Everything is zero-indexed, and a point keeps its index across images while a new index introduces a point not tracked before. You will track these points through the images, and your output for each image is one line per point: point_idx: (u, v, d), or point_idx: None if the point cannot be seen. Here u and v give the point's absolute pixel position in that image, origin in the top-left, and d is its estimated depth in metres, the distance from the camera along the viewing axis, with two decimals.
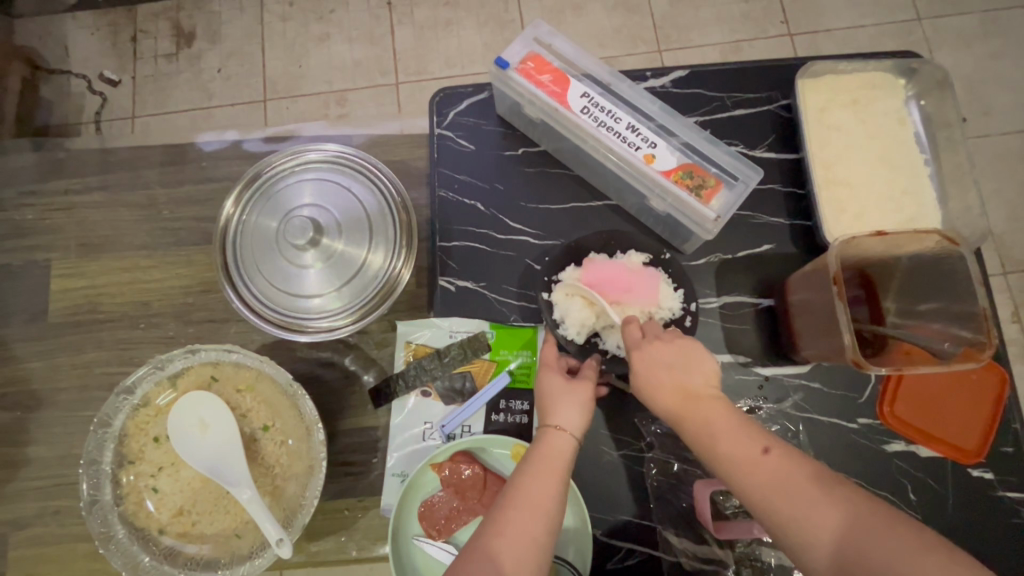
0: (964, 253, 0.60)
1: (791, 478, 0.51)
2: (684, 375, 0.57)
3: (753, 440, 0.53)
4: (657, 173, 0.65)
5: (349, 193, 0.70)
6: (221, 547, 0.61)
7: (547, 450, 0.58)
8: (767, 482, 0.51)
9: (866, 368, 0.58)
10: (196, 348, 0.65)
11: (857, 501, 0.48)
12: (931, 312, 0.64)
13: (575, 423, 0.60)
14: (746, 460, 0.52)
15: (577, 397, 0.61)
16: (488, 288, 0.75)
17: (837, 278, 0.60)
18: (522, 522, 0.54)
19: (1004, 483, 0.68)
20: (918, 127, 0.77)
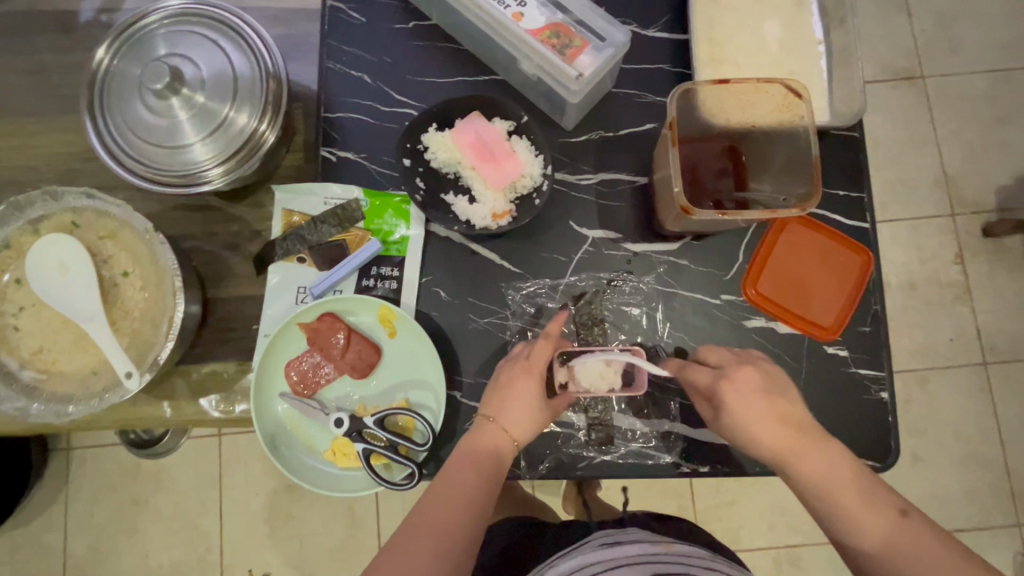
0: (806, 116, 0.64)
1: (847, 490, 0.54)
2: (765, 401, 0.58)
3: (809, 455, 0.56)
4: (524, 31, 0.64)
5: (218, 48, 0.68)
6: (77, 384, 0.63)
7: (486, 441, 0.61)
8: (819, 485, 0.55)
9: (692, 211, 0.60)
10: (57, 193, 0.65)
11: (885, 511, 0.52)
12: (789, 180, 0.66)
13: (517, 424, 0.62)
14: (804, 460, 0.56)
15: (528, 403, 0.63)
16: (368, 159, 0.75)
17: (670, 122, 0.63)
18: (445, 505, 0.56)
19: (857, 361, 0.69)
20: (814, 8, 0.74)
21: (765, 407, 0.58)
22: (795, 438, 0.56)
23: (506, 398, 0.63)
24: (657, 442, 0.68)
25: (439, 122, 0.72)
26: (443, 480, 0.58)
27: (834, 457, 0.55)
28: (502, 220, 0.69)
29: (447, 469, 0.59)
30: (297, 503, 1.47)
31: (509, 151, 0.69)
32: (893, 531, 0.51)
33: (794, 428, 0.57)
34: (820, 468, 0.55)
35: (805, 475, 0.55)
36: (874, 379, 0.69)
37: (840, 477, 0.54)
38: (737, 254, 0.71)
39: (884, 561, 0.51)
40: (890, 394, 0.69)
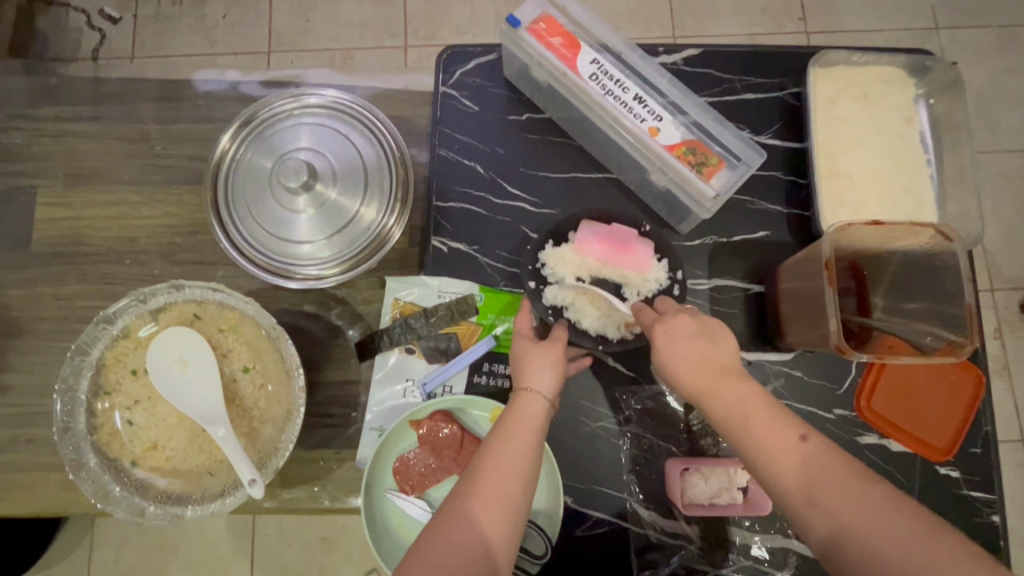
0: (957, 250, 0.61)
1: (806, 467, 0.49)
2: (702, 351, 0.56)
3: (728, 396, 0.53)
4: (661, 147, 0.65)
5: (347, 143, 0.68)
6: (192, 484, 0.61)
7: (522, 411, 0.58)
8: (727, 421, 0.53)
9: (849, 355, 0.58)
10: (181, 285, 0.64)
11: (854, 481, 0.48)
12: (918, 312, 0.65)
13: (551, 385, 0.60)
14: (748, 410, 0.52)
15: (546, 359, 0.61)
16: (481, 252, 0.75)
17: (830, 263, 0.60)
18: (514, 448, 0.55)
19: (969, 482, 0.69)
20: (925, 126, 0.76)
21: (696, 364, 0.56)
22: (746, 403, 0.53)
23: (525, 363, 0.62)
24: (771, 557, 0.67)
25: (555, 239, 0.72)
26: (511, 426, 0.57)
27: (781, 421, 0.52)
28: (637, 328, 0.68)
29: (508, 419, 0.57)
30: (332, 556, 1.44)
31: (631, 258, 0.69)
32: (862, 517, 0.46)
33: (710, 369, 0.55)
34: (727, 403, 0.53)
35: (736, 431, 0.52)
36: (986, 502, 0.69)
37: (780, 430, 0.51)
38: (849, 368, 0.71)
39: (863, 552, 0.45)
40: (1001, 517, 0.69)
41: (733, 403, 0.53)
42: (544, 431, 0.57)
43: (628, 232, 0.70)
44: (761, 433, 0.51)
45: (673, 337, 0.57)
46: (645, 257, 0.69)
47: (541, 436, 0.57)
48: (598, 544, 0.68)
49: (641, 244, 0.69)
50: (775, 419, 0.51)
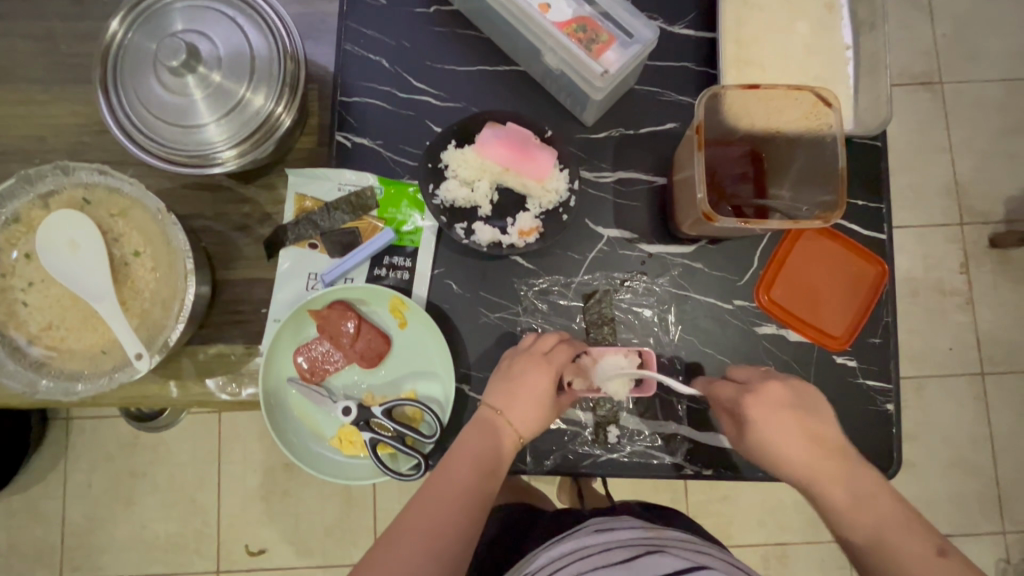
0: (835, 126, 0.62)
1: (853, 498, 0.56)
2: (789, 409, 0.60)
3: (791, 436, 0.59)
4: (550, 23, 0.63)
5: (234, 26, 0.67)
6: (85, 362, 0.63)
7: (491, 433, 0.61)
8: (791, 465, 0.58)
9: (714, 218, 0.59)
10: (68, 168, 0.64)
11: (904, 521, 0.54)
12: (810, 195, 0.64)
13: (529, 424, 0.62)
14: (811, 458, 0.58)
15: (532, 395, 0.62)
16: (384, 147, 0.74)
17: (698, 127, 0.61)
18: (477, 462, 0.59)
19: (866, 372, 0.70)
20: (845, 13, 0.73)
21: (794, 426, 0.59)
22: (820, 458, 0.58)
23: (517, 388, 0.63)
24: (662, 442, 0.69)
25: (459, 139, 0.72)
26: (481, 449, 0.60)
27: (863, 471, 0.57)
28: (529, 237, 0.70)
29: (475, 441, 0.61)
30: (296, 482, 1.49)
31: (534, 168, 0.68)
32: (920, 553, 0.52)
33: (797, 419, 0.59)
34: (798, 449, 0.58)
35: (820, 488, 0.57)
36: (881, 391, 0.69)
37: (830, 465, 0.57)
38: (752, 260, 0.71)
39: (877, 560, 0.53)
40: (895, 406, 0.69)
41: (799, 459, 0.58)
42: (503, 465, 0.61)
43: (530, 137, 0.69)
44: (839, 487, 0.56)
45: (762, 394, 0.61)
46: (544, 165, 0.68)
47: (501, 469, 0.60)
48: None
49: (544, 151, 0.68)
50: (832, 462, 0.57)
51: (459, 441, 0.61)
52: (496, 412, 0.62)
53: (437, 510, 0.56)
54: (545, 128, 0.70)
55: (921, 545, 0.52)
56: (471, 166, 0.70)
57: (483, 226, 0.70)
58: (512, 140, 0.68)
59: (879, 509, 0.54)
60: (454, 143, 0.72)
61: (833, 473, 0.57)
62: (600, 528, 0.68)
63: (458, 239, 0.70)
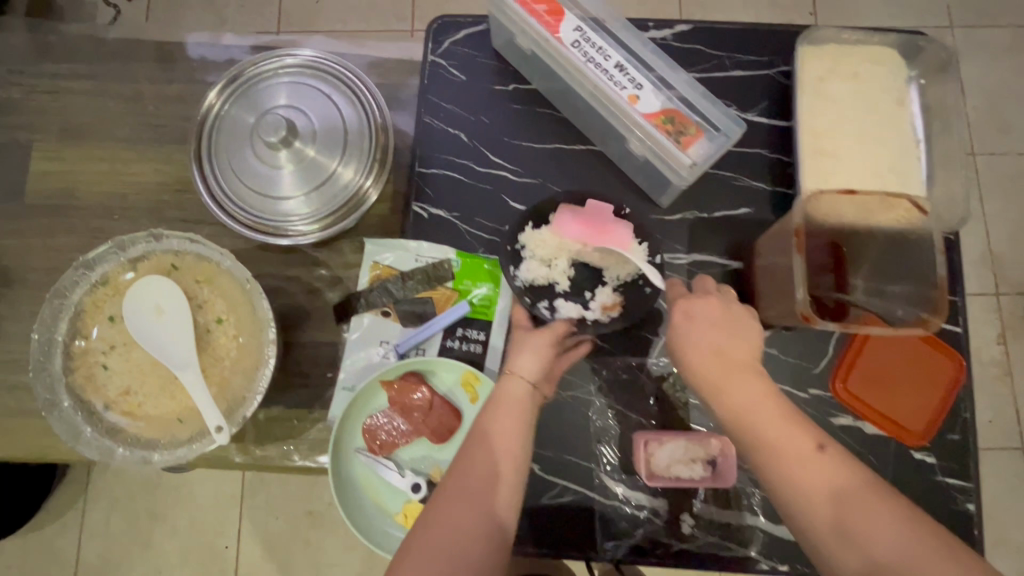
0: (932, 230, 0.61)
1: (833, 479, 0.45)
2: (717, 341, 0.55)
3: (748, 384, 0.51)
4: (639, 115, 0.65)
5: (328, 102, 0.69)
6: (161, 430, 0.62)
7: (505, 394, 0.61)
8: (734, 417, 0.51)
9: (813, 321, 0.58)
10: (159, 234, 0.65)
11: (883, 498, 0.44)
12: (896, 292, 0.64)
13: (533, 368, 0.62)
14: (768, 419, 0.49)
15: (530, 345, 0.64)
16: (461, 219, 0.75)
17: (798, 230, 0.60)
18: (506, 424, 0.58)
19: (945, 469, 0.68)
20: (915, 108, 0.75)
21: (708, 358, 0.54)
22: (768, 407, 0.50)
23: (513, 353, 0.64)
24: (738, 534, 0.67)
25: (535, 219, 0.71)
26: (498, 407, 0.60)
27: (763, 384, 0.51)
28: (614, 311, 0.69)
29: (493, 404, 0.60)
30: (318, 530, 1.45)
31: (616, 243, 0.67)
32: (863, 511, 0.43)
33: (723, 358, 0.53)
34: (742, 396, 0.51)
35: (744, 436, 0.50)
36: (961, 490, 0.68)
37: (796, 430, 0.48)
38: (827, 348, 0.70)
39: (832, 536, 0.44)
40: (977, 506, 0.67)
41: (740, 401, 0.50)
42: (530, 412, 0.60)
43: (607, 211, 0.69)
44: (787, 437, 0.48)
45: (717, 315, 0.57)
46: (624, 237, 0.67)
47: (529, 415, 0.60)
48: (563, 513, 0.68)
49: (620, 223, 0.68)
50: (795, 426, 0.48)
51: (474, 427, 0.59)
52: (502, 377, 0.62)
53: (465, 483, 0.54)
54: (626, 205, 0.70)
55: (828, 475, 0.46)
56: (549, 245, 0.69)
57: (567, 304, 0.69)
58: (587, 218, 0.68)
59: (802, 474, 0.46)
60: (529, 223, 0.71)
61: (729, 386, 0.52)
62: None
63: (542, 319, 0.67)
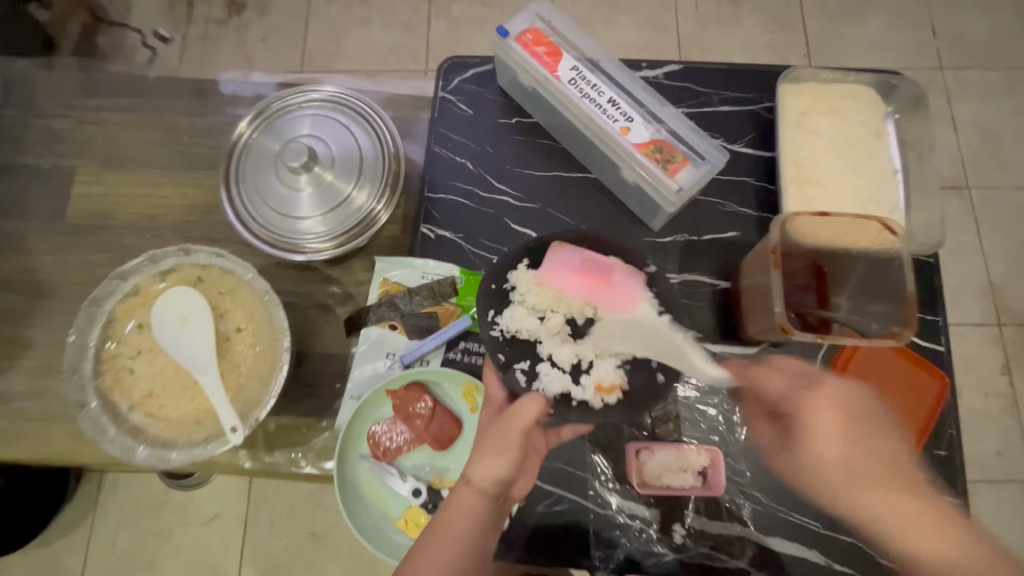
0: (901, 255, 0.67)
1: (888, 503, 0.55)
2: (824, 398, 0.59)
3: (826, 428, 0.58)
4: (630, 145, 0.71)
5: (346, 132, 0.76)
6: (179, 431, 0.66)
7: (458, 503, 0.58)
8: (821, 466, 0.58)
9: (791, 332, 0.63)
10: (189, 249, 0.71)
11: (896, 484, 0.56)
12: (870, 309, 0.68)
13: (490, 477, 0.58)
14: (822, 451, 0.58)
15: (493, 449, 0.59)
16: (466, 240, 0.81)
17: (775, 247, 0.66)
18: (446, 543, 0.56)
19: (933, 484, 0.70)
20: (893, 139, 0.80)
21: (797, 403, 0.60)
22: (853, 446, 0.57)
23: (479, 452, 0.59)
24: (729, 545, 0.68)
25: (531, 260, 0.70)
26: (446, 519, 0.58)
27: (835, 417, 0.58)
28: (607, 395, 0.65)
29: (445, 511, 0.58)
30: (319, 551, 1.46)
31: (618, 304, 0.66)
32: (883, 500, 0.55)
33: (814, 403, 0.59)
34: (827, 445, 0.57)
35: (859, 476, 0.56)
36: (949, 505, 0.69)
37: (873, 454, 0.57)
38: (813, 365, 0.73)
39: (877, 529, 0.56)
40: (966, 521, 0.69)
41: (837, 455, 0.57)
42: (480, 528, 0.58)
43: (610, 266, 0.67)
44: (832, 455, 0.57)
45: (773, 368, 0.64)
46: (627, 295, 0.66)
47: (477, 533, 0.58)
48: (557, 521, 0.70)
49: (626, 279, 0.67)
50: (863, 449, 0.57)
51: (426, 528, 0.58)
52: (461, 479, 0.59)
53: None
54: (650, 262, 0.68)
55: (881, 494, 0.55)
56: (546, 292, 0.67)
57: (556, 361, 0.66)
58: (584, 267, 0.67)
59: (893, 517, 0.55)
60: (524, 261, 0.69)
61: (848, 435, 0.57)
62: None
63: (518, 387, 0.66)
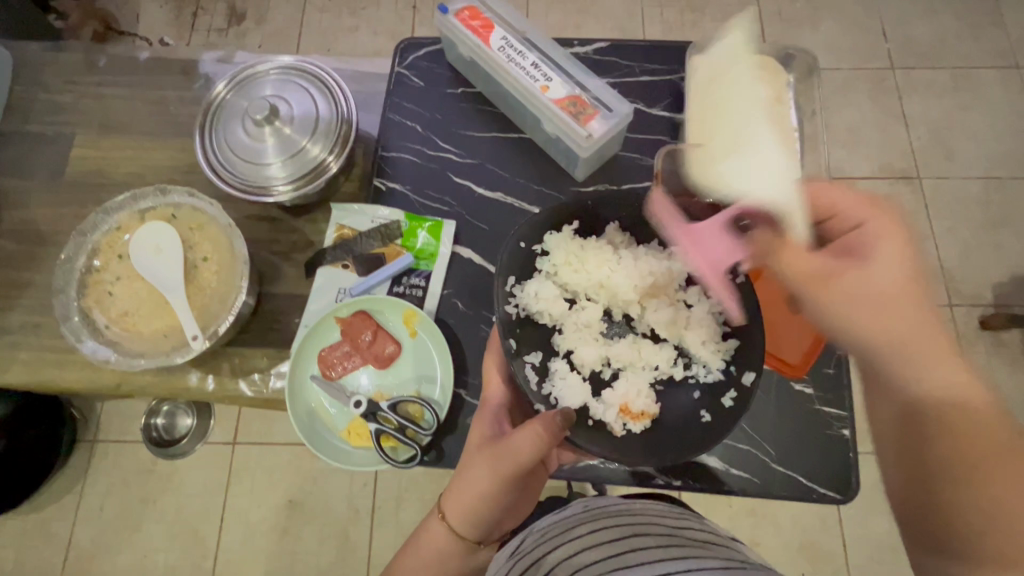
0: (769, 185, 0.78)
1: (911, 333, 0.53)
2: (796, 259, 0.59)
3: (855, 277, 0.56)
4: (549, 100, 0.81)
5: (306, 94, 0.87)
6: (149, 344, 0.76)
7: (431, 531, 0.67)
8: (890, 339, 0.53)
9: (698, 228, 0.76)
10: (166, 191, 0.82)
11: (915, 307, 0.53)
12: None
13: (456, 515, 0.64)
14: (883, 284, 0.54)
15: (462, 488, 0.64)
16: (413, 191, 0.90)
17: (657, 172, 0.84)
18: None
19: (822, 399, 0.77)
20: (791, 104, 0.90)
21: (800, 262, 0.59)
22: (909, 284, 0.54)
23: (455, 483, 0.65)
24: None
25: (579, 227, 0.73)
26: (419, 544, 0.67)
27: (851, 269, 0.56)
28: (632, 423, 0.65)
29: (419, 536, 0.68)
30: (298, 518, 1.49)
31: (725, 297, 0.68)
32: (902, 334, 0.53)
33: (821, 264, 0.58)
34: (852, 280, 0.56)
35: (878, 342, 0.54)
36: (837, 417, 0.76)
37: (885, 264, 0.55)
38: None
39: (942, 413, 0.49)
40: (852, 432, 0.76)
41: (882, 280, 0.55)
42: (447, 556, 0.66)
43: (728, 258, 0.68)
44: (877, 279, 0.55)
45: (859, 191, 0.61)
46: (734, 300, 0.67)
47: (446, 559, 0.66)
48: None
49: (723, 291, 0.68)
50: (903, 300, 0.53)
51: (411, 541, 0.68)
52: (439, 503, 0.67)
53: None
54: (743, 269, 0.67)
55: (896, 271, 0.55)
56: (576, 270, 0.72)
57: (588, 355, 0.70)
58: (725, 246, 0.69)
59: (953, 355, 0.52)
60: (634, 238, 0.75)
61: (827, 275, 0.57)
62: (590, 505, 0.85)
63: (529, 378, 0.66)
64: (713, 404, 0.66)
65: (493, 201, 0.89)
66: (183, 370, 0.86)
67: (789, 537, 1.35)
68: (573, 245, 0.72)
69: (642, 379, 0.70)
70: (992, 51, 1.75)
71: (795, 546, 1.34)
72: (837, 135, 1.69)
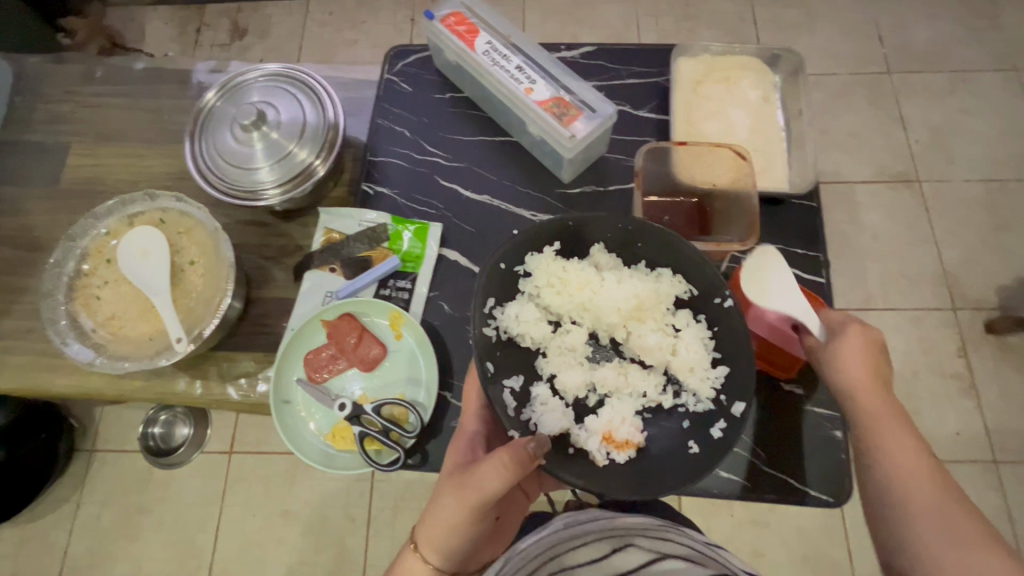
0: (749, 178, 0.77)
1: (914, 471, 0.58)
2: (874, 358, 0.62)
3: (899, 429, 0.60)
4: (533, 102, 0.82)
5: (294, 100, 0.88)
6: (134, 347, 0.76)
7: (405, 565, 0.65)
8: (899, 481, 0.58)
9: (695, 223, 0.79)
10: (154, 196, 0.83)
11: (907, 429, 0.60)
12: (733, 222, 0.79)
13: (432, 547, 0.63)
14: (909, 464, 0.58)
15: (434, 520, 0.62)
16: (400, 195, 0.90)
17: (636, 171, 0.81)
18: None
19: (813, 400, 0.76)
20: (778, 104, 0.90)
21: (874, 394, 0.61)
22: (881, 400, 0.61)
23: (427, 516, 0.63)
24: None
25: (561, 247, 0.70)
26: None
27: (884, 405, 0.60)
28: (622, 453, 0.62)
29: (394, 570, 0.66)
30: (292, 530, 1.48)
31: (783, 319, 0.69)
32: (936, 507, 0.56)
33: (881, 384, 0.62)
34: (892, 436, 0.59)
35: (873, 440, 0.60)
36: (828, 418, 0.75)
37: (903, 430, 0.60)
38: None
39: (897, 489, 0.58)
40: (843, 433, 0.74)
41: (882, 413, 0.60)
42: None
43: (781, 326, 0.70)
44: (899, 448, 0.59)
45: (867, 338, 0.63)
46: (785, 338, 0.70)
47: None
48: None
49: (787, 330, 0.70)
50: (935, 486, 0.57)
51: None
52: (414, 536, 0.66)
53: None
54: (728, 293, 0.63)
55: (917, 460, 0.58)
56: (559, 290, 0.69)
57: (571, 380, 0.67)
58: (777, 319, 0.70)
59: (943, 495, 0.56)
60: (621, 259, 0.71)
61: (886, 415, 0.60)
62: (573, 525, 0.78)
63: (506, 404, 0.62)
64: (702, 435, 0.62)
65: (480, 203, 0.89)
66: (171, 374, 0.86)
67: (793, 548, 1.31)
68: (557, 262, 0.69)
69: (628, 407, 0.66)
70: (989, 54, 1.74)
71: (799, 557, 1.30)
72: (834, 139, 1.68)
